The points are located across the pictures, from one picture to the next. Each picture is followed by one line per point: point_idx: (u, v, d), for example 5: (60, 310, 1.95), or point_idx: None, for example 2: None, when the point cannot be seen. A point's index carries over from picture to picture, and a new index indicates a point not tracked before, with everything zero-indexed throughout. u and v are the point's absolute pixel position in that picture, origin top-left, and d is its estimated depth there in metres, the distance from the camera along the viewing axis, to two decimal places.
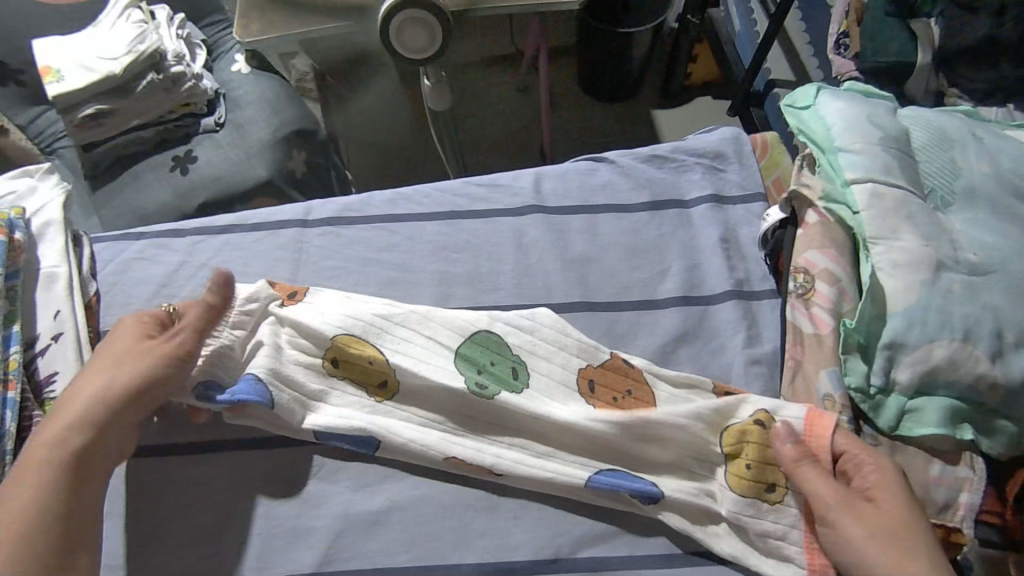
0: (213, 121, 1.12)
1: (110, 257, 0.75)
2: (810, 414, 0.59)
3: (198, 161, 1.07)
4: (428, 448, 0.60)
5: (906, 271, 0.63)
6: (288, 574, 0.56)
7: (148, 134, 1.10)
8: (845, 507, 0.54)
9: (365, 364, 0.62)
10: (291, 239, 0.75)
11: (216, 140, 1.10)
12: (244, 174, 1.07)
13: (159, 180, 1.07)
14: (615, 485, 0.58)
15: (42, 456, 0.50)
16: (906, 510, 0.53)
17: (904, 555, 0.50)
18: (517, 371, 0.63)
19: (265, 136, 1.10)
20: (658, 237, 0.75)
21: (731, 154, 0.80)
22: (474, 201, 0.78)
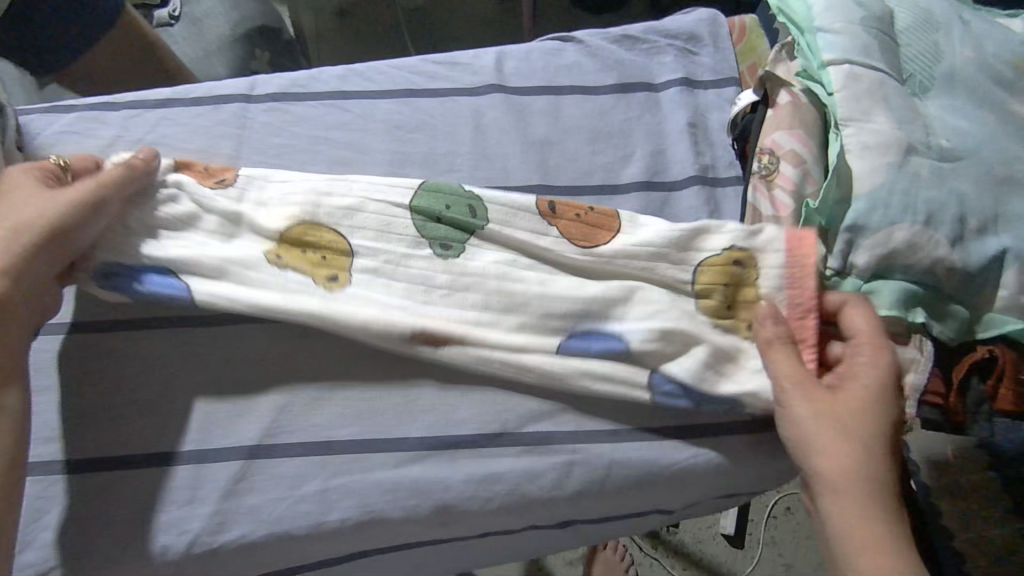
0: (167, 13, 1.04)
1: (39, 130, 0.69)
2: (791, 241, 0.60)
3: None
4: (390, 324, 0.56)
5: (875, 153, 0.60)
6: (231, 445, 0.55)
7: None
8: (795, 384, 0.54)
9: (316, 252, 0.60)
10: (235, 115, 0.70)
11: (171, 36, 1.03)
12: (198, 71, 1.00)
13: None
14: (581, 350, 0.58)
15: None
16: (869, 403, 0.52)
17: (840, 448, 0.51)
18: (474, 208, 0.62)
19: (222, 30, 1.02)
20: (624, 120, 0.71)
21: (705, 36, 0.76)
22: (431, 79, 0.73)
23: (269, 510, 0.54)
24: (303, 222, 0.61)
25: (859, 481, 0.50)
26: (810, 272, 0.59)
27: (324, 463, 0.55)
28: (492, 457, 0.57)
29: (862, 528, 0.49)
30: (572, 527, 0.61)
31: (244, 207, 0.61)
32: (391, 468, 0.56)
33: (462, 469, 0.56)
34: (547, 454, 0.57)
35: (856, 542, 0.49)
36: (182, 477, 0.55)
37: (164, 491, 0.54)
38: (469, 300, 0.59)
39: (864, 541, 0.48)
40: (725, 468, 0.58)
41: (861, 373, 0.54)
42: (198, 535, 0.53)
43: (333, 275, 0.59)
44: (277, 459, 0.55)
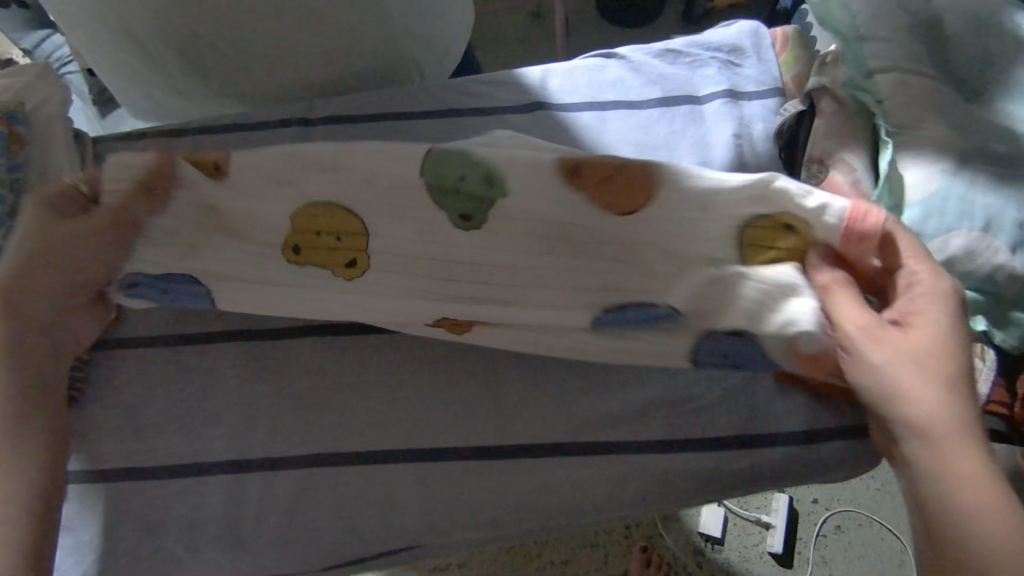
0: None
1: (113, 157, 0.74)
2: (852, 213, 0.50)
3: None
4: None
5: (928, 161, 0.60)
6: (296, 454, 0.58)
7: None
8: (869, 337, 0.50)
9: (332, 237, 0.57)
10: (292, 137, 0.74)
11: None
12: None
13: None
14: (625, 322, 0.57)
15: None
16: (944, 343, 0.49)
17: (928, 389, 0.49)
18: (490, 177, 0.54)
19: None
20: (668, 133, 0.72)
21: (749, 47, 0.76)
22: (477, 98, 0.75)
23: (332, 516, 0.56)
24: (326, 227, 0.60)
25: (955, 423, 0.48)
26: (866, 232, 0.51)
27: (386, 471, 0.57)
28: (547, 466, 0.58)
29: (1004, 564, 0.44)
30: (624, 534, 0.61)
31: None
32: (448, 476, 0.57)
33: (518, 477, 0.57)
34: (602, 464, 0.58)
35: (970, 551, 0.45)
36: (251, 485, 0.57)
37: (234, 497, 0.57)
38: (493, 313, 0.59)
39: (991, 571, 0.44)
40: (781, 475, 0.59)
41: (921, 304, 0.51)
42: (266, 539, 0.56)
43: (353, 262, 0.58)
44: (340, 466, 0.57)
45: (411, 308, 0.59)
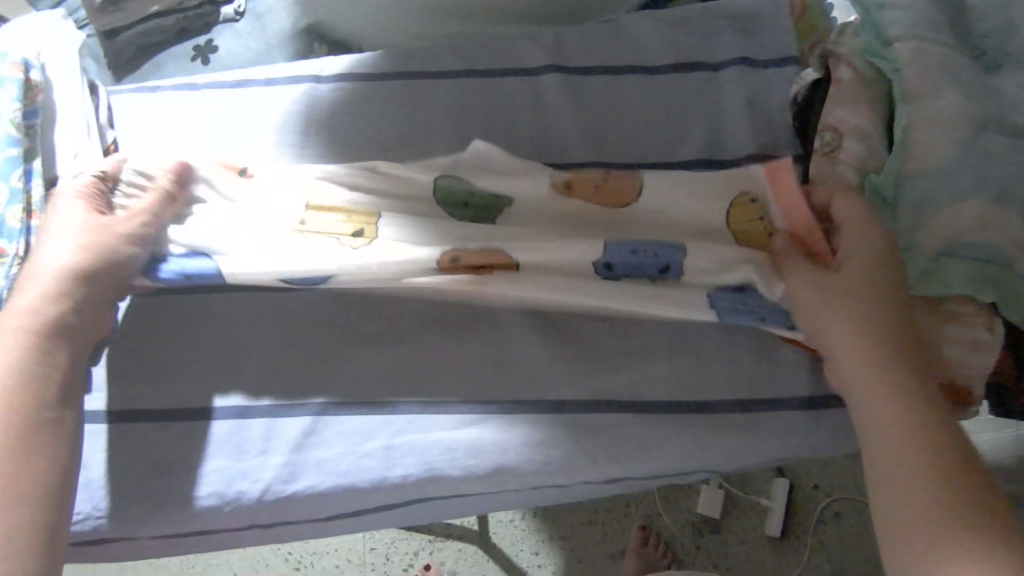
0: (234, 7, 1.11)
1: (126, 109, 0.74)
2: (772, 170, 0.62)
3: (219, 50, 1.09)
4: None
5: (943, 129, 0.59)
6: (300, 402, 0.59)
7: (167, 22, 1.07)
8: (817, 300, 0.56)
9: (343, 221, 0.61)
10: (304, 93, 0.74)
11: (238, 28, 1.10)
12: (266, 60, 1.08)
13: (182, 65, 1.08)
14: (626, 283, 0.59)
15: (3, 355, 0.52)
16: (882, 308, 0.54)
17: (874, 354, 0.53)
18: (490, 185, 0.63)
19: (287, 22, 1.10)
20: (682, 99, 0.71)
21: (766, 15, 0.75)
22: (490, 60, 0.75)
23: (336, 464, 0.57)
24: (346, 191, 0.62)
25: (897, 389, 0.52)
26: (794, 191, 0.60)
27: (388, 421, 0.58)
28: (548, 422, 0.58)
29: (921, 497, 0.48)
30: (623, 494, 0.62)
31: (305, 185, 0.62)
32: (449, 429, 0.58)
33: (519, 432, 0.58)
34: (602, 422, 0.58)
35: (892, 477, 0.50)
36: (255, 430, 0.58)
37: (238, 442, 0.57)
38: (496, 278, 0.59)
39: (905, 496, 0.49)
40: (781, 438, 0.59)
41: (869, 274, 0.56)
42: (270, 484, 0.57)
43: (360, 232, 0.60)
44: (343, 416, 0.58)
45: (418, 258, 0.59)
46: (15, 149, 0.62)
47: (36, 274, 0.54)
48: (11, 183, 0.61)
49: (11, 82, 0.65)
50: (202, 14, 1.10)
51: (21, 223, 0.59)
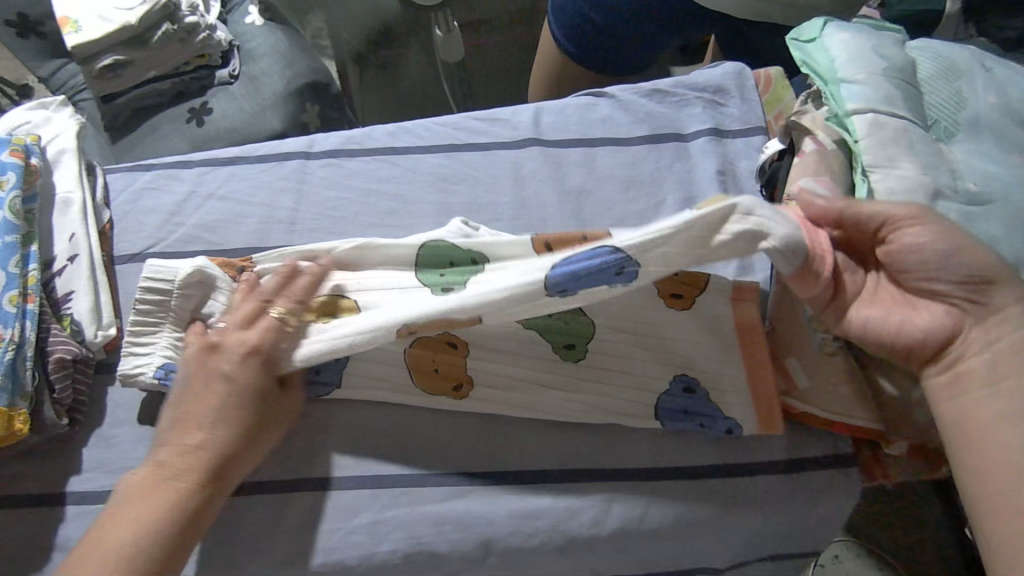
0: (227, 72, 1.17)
1: (122, 188, 0.77)
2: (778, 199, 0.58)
3: (212, 112, 1.13)
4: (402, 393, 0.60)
5: (902, 199, 0.62)
6: (289, 478, 0.60)
7: (165, 87, 1.14)
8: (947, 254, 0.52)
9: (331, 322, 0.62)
10: (294, 170, 0.77)
11: (231, 92, 1.15)
12: (259, 125, 1.12)
13: (177, 130, 1.12)
14: (574, 270, 0.51)
15: (166, 476, 0.53)
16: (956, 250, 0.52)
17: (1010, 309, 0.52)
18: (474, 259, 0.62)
19: (279, 87, 1.15)
20: (656, 170, 0.75)
21: (732, 88, 0.79)
22: (472, 135, 0.78)
23: (324, 540, 0.58)
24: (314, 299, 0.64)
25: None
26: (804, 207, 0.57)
27: (377, 495, 0.59)
28: (534, 492, 0.59)
29: None
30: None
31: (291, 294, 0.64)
32: (437, 502, 0.59)
33: (505, 504, 0.59)
34: (586, 491, 0.59)
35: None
36: (245, 508, 0.59)
37: (229, 521, 0.58)
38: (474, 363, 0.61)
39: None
40: (763, 505, 0.60)
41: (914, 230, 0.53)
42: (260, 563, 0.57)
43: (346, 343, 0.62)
44: (332, 490, 0.59)
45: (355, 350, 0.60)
46: (12, 235, 0.63)
47: (203, 386, 0.55)
48: (8, 269, 0.61)
49: (11, 167, 0.66)
50: (197, 78, 1.16)
51: (16, 307, 0.60)
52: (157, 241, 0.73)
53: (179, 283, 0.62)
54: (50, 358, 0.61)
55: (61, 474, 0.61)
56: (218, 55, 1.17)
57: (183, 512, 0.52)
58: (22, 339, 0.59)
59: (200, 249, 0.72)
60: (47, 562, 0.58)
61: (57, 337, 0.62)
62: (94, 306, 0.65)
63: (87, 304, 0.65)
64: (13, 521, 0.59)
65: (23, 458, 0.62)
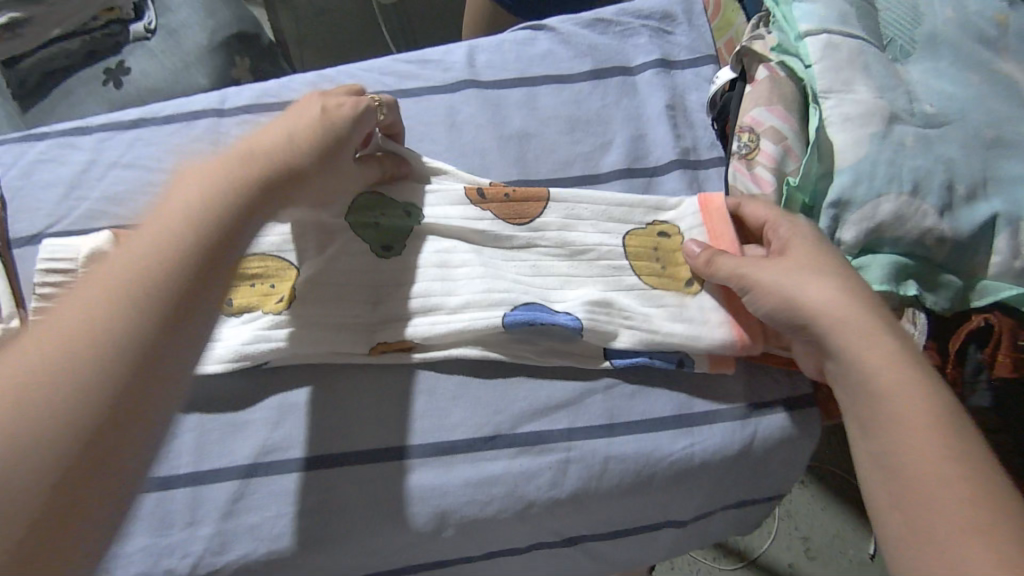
0: (142, 26, 1.06)
1: (13, 159, 0.69)
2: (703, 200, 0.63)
3: (131, 72, 1.03)
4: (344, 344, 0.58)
5: (857, 125, 0.58)
6: (226, 464, 0.56)
7: (75, 45, 1.03)
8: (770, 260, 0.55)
9: (264, 281, 0.59)
10: (208, 130, 0.70)
11: (149, 49, 1.04)
12: (175, 83, 1.03)
13: (84, 93, 1.02)
14: (533, 315, 0.57)
15: (92, 309, 0.38)
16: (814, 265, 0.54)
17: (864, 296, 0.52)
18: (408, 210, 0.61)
19: (202, 39, 1.05)
20: (601, 107, 0.70)
21: (679, 14, 0.74)
22: (402, 80, 0.71)
23: (267, 527, 0.54)
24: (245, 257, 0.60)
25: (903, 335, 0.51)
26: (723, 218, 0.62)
27: (320, 475, 0.55)
28: (487, 460, 0.56)
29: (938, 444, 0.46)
30: (578, 544, 0.61)
31: None
32: (384, 478, 0.56)
33: (458, 472, 0.56)
34: (543, 452, 0.57)
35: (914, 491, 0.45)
36: (178, 499, 0.55)
37: (162, 515, 0.54)
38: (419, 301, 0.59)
39: (979, 508, 0.43)
40: (724, 454, 0.58)
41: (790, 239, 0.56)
42: (200, 556, 0.53)
43: (281, 298, 0.58)
44: (272, 473, 0.55)
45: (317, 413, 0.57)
46: None
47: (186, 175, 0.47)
48: None
49: None
50: (108, 34, 1.04)
51: None
52: (57, 217, 0.66)
53: (82, 257, 0.58)
54: None
55: None
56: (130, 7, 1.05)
57: (121, 368, 0.37)
58: None
59: (108, 224, 0.65)
60: None
61: None
62: None
63: None
64: None
65: None
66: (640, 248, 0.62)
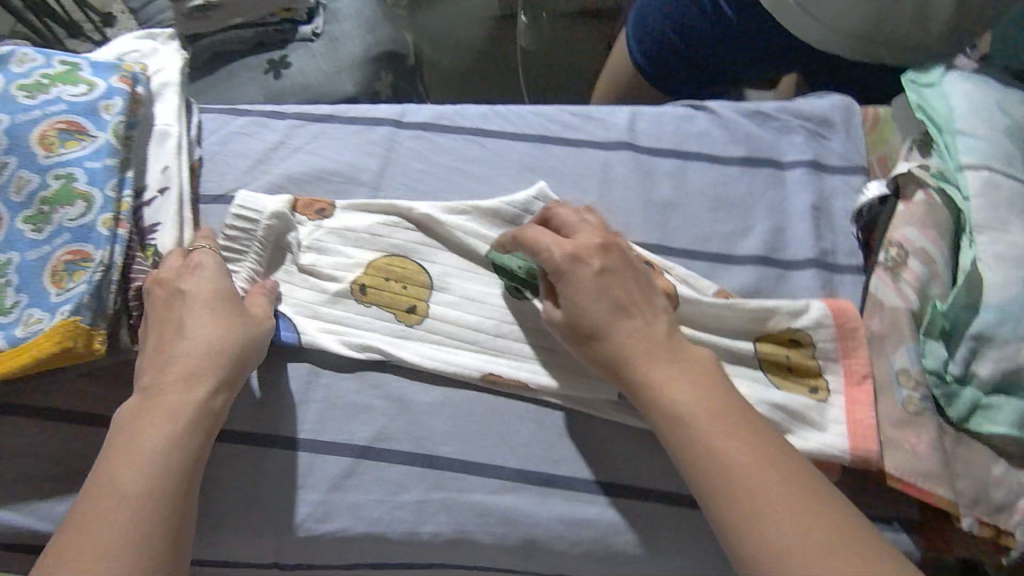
0: (311, 29, 1.16)
1: (215, 128, 0.78)
2: (838, 310, 0.62)
3: (291, 67, 1.13)
4: (463, 367, 0.61)
5: (1010, 266, 0.59)
6: (343, 442, 0.60)
7: (247, 35, 1.15)
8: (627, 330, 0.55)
9: (398, 288, 0.64)
10: (384, 137, 0.77)
11: (311, 49, 1.15)
12: (333, 86, 1.13)
13: (253, 79, 1.13)
14: None
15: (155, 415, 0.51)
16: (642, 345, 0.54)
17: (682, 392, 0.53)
18: None
19: (358, 51, 1.15)
20: (748, 194, 0.73)
21: (839, 123, 0.77)
22: (565, 129, 0.77)
23: (369, 510, 0.58)
24: (390, 255, 0.66)
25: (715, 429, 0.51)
26: (860, 341, 0.61)
27: (426, 474, 0.59)
28: (582, 500, 0.59)
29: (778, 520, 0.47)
30: None
31: (367, 253, 0.65)
32: (484, 493, 0.59)
33: (553, 506, 0.58)
34: (636, 508, 0.59)
35: (724, 469, 0.49)
36: (294, 464, 0.59)
37: (279, 473, 0.59)
38: (540, 340, 0.63)
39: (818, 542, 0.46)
40: None
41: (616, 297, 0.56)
42: (304, 520, 0.58)
43: (413, 308, 0.64)
44: (383, 461, 0.59)
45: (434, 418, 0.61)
46: (111, 159, 0.63)
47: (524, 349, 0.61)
48: (105, 191, 0.61)
49: (118, 93, 0.66)
50: (280, 31, 1.16)
51: (108, 231, 0.60)
52: (242, 186, 0.74)
53: (267, 214, 0.63)
54: (131, 287, 0.61)
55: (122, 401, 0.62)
56: (305, 10, 1.17)
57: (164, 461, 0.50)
58: (109, 263, 0.59)
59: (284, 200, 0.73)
60: None
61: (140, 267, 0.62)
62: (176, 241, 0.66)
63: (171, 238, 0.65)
64: (72, 440, 0.60)
65: (87, 379, 0.62)
66: (769, 355, 0.62)
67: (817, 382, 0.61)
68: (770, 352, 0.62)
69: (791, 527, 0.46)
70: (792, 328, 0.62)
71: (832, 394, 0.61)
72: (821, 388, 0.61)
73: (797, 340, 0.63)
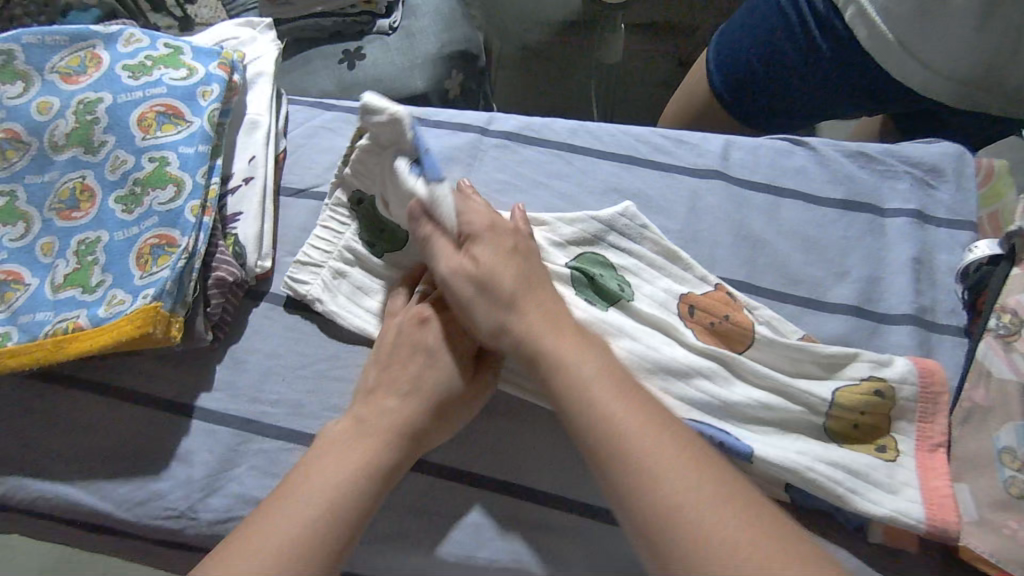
0: (388, 23, 1.16)
1: (302, 121, 0.78)
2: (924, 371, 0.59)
3: (366, 58, 1.13)
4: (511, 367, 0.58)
5: None
6: None
7: (327, 23, 1.16)
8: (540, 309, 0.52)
9: None
10: (469, 143, 0.75)
11: (387, 43, 1.14)
12: (404, 83, 1.12)
13: (328, 68, 1.13)
14: (699, 429, 0.56)
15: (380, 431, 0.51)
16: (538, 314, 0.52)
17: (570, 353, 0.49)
18: (623, 287, 0.63)
19: (432, 48, 1.14)
20: (845, 238, 0.69)
21: (949, 172, 0.72)
22: (655, 152, 0.75)
23: (429, 526, 0.56)
24: None
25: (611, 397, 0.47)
26: (941, 410, 0.58)
27: (488, 496, 0.57)
28: None
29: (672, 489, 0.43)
30: None
31: None
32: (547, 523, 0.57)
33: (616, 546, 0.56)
34: None
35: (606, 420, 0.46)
36: None
37: None
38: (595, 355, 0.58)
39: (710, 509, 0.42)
40: None
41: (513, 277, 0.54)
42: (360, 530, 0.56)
43: None
44: (446, 478, 0.58)
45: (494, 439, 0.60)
46: (204, 145, 0.63)
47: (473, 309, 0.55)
48: (196, 177, 0.62)
49: (216, 79, 0.66)
50: (359, 22, 1.16)
51: (196, 218, 0.60)
52: (324, 181, 0.73)
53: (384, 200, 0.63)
54: (212, 275, 0.61)
55: (191, 387, 0.61)
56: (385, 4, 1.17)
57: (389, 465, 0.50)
58: (193, 251, 0.59)
59: None
60: (161, 468, 0.58)
61: (222, 256, 0.62)
62: (258, 233, 0.65)
63: (252, 228, 0.65)
64: (138, 421, 0.60)
65: (158, 361, 0.63)
66: (843, 412, 0.57)
67: (885, 441, 0.58)
68: (843, 404, 0.57)
69: (741, 521, 0.41)
70: (875, 380, 0.58)
71: (904, 456, 0.57)
72: (890, 448, 0.57)
73: (878, 393, 0.58)
